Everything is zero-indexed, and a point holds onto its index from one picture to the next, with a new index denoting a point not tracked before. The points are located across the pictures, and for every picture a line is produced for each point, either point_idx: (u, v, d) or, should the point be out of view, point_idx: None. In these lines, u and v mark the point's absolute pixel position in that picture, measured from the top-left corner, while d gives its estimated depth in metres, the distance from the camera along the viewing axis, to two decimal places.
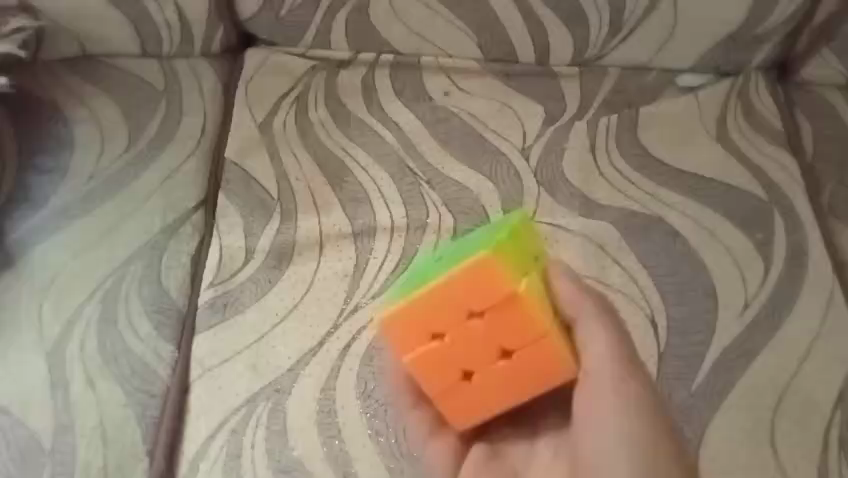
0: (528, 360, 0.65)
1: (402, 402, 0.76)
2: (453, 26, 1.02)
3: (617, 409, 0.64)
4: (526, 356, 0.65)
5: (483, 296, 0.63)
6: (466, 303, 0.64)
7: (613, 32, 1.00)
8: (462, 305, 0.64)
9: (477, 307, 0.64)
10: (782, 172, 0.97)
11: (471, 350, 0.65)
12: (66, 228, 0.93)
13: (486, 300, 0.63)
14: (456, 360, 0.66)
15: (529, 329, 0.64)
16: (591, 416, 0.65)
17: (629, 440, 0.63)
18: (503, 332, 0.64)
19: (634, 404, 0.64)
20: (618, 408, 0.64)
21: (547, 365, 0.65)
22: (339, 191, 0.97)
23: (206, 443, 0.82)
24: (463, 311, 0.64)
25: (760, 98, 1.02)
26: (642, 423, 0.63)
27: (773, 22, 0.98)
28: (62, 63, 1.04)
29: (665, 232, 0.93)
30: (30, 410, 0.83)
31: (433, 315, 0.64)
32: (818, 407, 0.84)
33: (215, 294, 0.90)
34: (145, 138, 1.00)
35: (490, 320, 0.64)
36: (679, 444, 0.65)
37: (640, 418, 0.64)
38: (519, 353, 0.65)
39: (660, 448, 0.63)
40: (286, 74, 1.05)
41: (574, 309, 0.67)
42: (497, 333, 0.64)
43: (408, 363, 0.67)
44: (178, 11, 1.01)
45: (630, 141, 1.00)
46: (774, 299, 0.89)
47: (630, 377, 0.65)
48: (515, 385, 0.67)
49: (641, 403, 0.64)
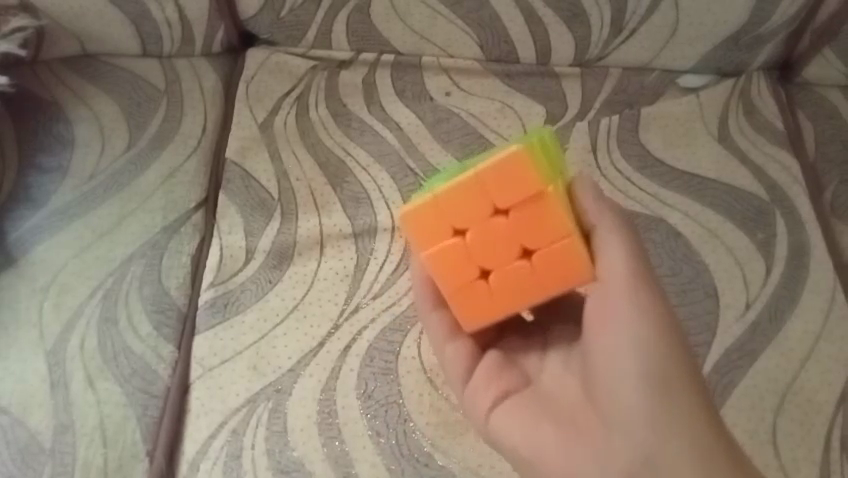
0: (550, 261, 0.65)
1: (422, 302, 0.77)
2: (454, 26, 1.01)
3: (632, 313, 0.63)
4: (545, 257, 0.65)
5: (515, 190, 0.64)
6: (495, 197, 0.64)
7: (614, 32, 1.00)
8: (490, 198, 0.65)
9: (504, 203, 0.65)
10: (784, 172, 0.97)
11: (492, 246, 0.66)
12: (66, 227, 0.93)
13: (515, 194, 0.64)
14: (475, 258, 0.67)
15: (552, 229, 0.65)
16: (604, 321, 0.64)
17: (641, 344, 0.62)
18: (529, 229, 0.65)
19: (647, 309, 0.63)
20: (632, 313, 0.63)
21: (566, 268, 0.65)
22: (339, 191, 0.97)
23: (206, 443, 0.82)
24: (490, 205, 0.65)
25: (761, 99, 1.02)
26: (656, 329, 0.62)
27: (775, 23, 0.97)
28: (63, 63, 1.04)
29: (667, 233, 0.93)
30: (30, 410, 0.83)
31: (461, 205, 0.65)
32: (820, 408, 0.84)
33: (216, 294, 0.90)
34: (146, 138, 1.00)
35: (518, 213, 0.65)
36: (692, 357, 0.63)
37: (651, 321, 0.63)
38: (538, 254, 0.66)
39: (672, 355, 0.62)
40: (287, 75, 1.05)
41: (596, 216, 0.67)
42: (520, 231, 0.65)
43: (426, 258, 0.68)
44: (178, 11, 1.00)
45: (631, 142, 1.00)
46: (776, 300, 0.89)
47: (642, 282, 0.64)
48: (527, 288, 0.67)
49: (654, 310, 0.63)
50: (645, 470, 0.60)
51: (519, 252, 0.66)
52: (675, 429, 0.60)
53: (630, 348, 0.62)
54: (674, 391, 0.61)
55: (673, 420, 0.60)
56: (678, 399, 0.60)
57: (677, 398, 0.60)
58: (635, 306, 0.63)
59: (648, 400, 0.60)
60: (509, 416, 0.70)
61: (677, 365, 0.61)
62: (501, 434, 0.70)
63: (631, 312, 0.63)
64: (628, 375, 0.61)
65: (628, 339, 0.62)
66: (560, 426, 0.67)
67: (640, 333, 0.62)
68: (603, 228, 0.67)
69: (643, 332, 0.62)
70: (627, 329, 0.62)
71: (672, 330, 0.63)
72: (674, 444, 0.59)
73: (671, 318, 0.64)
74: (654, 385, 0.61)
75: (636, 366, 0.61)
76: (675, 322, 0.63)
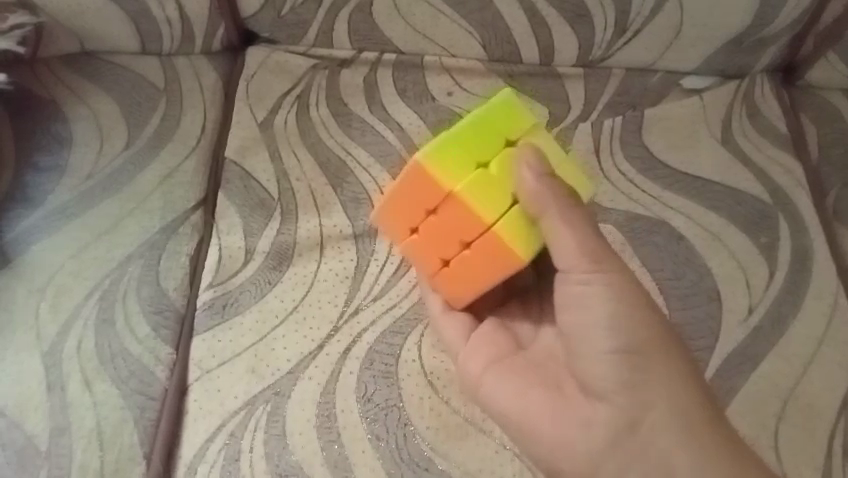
0: (487, 247, 0.74)
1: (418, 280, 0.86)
2: (456, 26, 1.00)
3: (602, 294, 0.69)
4: (483, 244, 0.73)
5: (432, 195, 0.72)
6: (421, 204, 0.74)
7: (618, 33, 0.99)
8: (419, 204, 0.74)
9: (430, 206, 0.73)
10: (787, 175, 0.97)
11: (439, 242, 0.76)
12: (64, 227, 0.92)
13: (433, 199, 0.72)
14: (432, 249, 0.77)
15: (477, 222, 0.72)
16: (578, 301, 0.70)
17: (615, 323, 0.68)
18: (461, 227, 0.73)
19: (615, 290, 0.69)
20: (602, 293, 0.69)
21: (502, 250, 0.73)
22: (340, 191, 0.96)
23: (204, 446, 0.81)
24: (423, 211, 0.74)
25: (765, 101, 1.01)
26: (627, 308, 0.68)
27: (780, 25, 0.96)
28: (62, 61, 1.03)
29: (669, 236, 0.93)
30: (27, 412, 0.82)
31: (399, 208, 0.75)
32: (823, 414, 0.83)
33: (215, 295, 0.89)
34: (145, 137, 0.99)
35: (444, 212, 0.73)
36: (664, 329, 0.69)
37: (623, 298, 0.69)
38: (476, 242, 0.74)
39: (647, 328, 0.68)
40: (287, 73, 1.04)
41: (537, 200, 0.69)
42: (453, 227, 0.73)
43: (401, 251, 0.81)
44: (178, 9, 0.99)
45: (634, 143, 0.99)
46: (779, 304, 0.89)
47: (607, 266, 0.69)
48: (481, 270, 0.76)
49: (620, 291, 0.69)
50: (631, 438, 0.68)
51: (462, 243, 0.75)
52: (654, 397, 0.67)
53: (603, 326, 0.68)
54: (650, 362, 0.67)
55: (653, 388, 0.67)
56: (655, 374, 0.68)
57: (653, 370, 0.67)
58: (607, 285, 0.69)
59: (624, 371, 0.68)
60: (500, 385, 0.77)
61: (653, 337, 0.68)
62: (494, 402, 0.77)
63: (602, 291, 0.69)
64: (604, 351, 0.68)
65: (602, 320, 0.69)
66: (550, 395, 0.74)
67: (611, 309, 0.68)
68: (553, 208, 0.69)
69: (615, 309, 0.68)
70: (601, 307, 0.69)
71: (647, 305, 0.69)
72: (656, 412, 0.67)
73: (644, 292, 0.70)
74: (629, 358, 0.68)
75: (610, 342, 0.68)
76: (649, 298, 0.70)
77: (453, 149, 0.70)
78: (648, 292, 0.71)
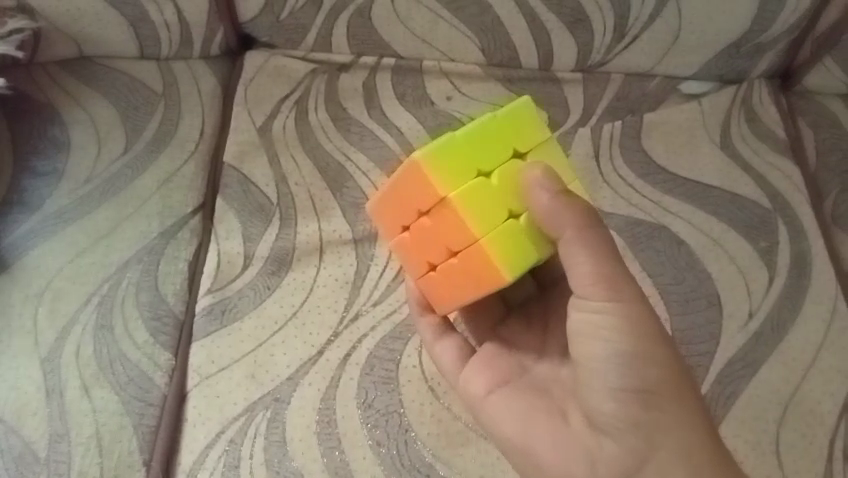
0: (473, 258, 0.71)
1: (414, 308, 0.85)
2: (455, 31, 1.00)
3: (611, 328, 0.67)
4: (468, 255, 0.71)
5: (424, 195, 0.70)
6: (413, 203, 0.71)
7: (617, 38, 0.99)
8: (412, 203, 0.71)
9: (424, 206, 0.71)
10: (786, 181, 0.97)
11: (426, 243, 0.73)
12: (61, 231, 0.91)
13: (426, 200, 0.70)
14: (422, 249, 0.74)
15: (466, 231, 0.69)
16: (588, 331, 0.69)
17: (622, 360, 0.66)
18: (448, 233, 0.70)
19: (626, 323, 0.67)
20: (611, 327, 0.67)
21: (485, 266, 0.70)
22: (338, 196, 0.96)
23: (203, 453, 0.81)
24: (415, 209, 0.72)
25: (764, 106, 1.02)
26: (636, 344, 0.66)
27: (778, 30, 0.96)
28: (59, 65, 1.03)
29: (669, 241, 0.93)
30: (24, 418, 0.81)
31: (396, 211, 0.74)
32: (823, 419, 0.83)
33: (213, 300, 0.88)
34: (143, 141, 0.98)
35: (439, 214, 0.70)
36: (673, 364, 0.67)
37: (633, 334, 0.67)
38: (462, 252, 0.71)
39: (657, 366, 0.66)
40: (286, 77, 1.04)
41: (550, 217, 0.67)
42: (443, 231, 0.71)
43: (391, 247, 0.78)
44: (177, 13, 0.99)
45: (633, 148, 0.99)
46: (779, 309, 0.89)
47: (618, 297, 0.67)
48: (466, 278, 0.73)
49: (631, 323, 0.67)
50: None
51: (452, 246, 0.71)
52: (661, 436, 0.66)
53: (610, 363, 0.67)
54: (658, 402, 0.66)
55: (660, 428, 0.67)
56: (663, 415, 0.67)
57: (660, 409, 0.66)
58: (616, 322, 0.67)
59: (631, 408, 0.67)
60: (506, 411, 0.77)
61: (663, 376, 0.66)
62: (494, 424, 0.77)
63: (612, 323, 0.67)
64: (610, 389, 0.67)
65: (611, 356, 0.67)
66: (554, 424, 0.74)
67: (621, 348, 0.66)
68: (568, 234, 0.67)
69: (622, 348, 0.66)
70: (610, 347, 0.67)
71: (660, 340, 0.67)
72: (663, 451, 0.66)
73: (661, 327, 0.68)
74: (637, 397, 0.66)
75: (616, 379, 0.67)
76: (660, 333, 0.67)
77: (454, 155, 0.68)
78: (665, 327, 0.68)
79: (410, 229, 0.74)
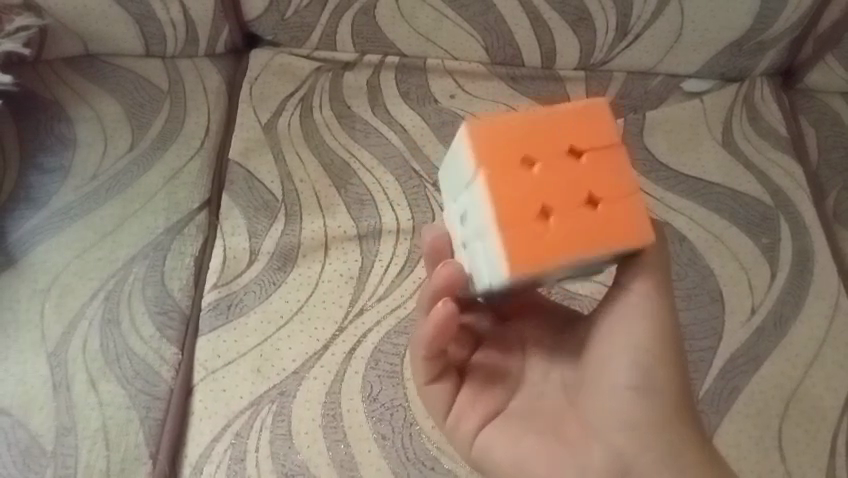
0: (615, 212, 0.58)
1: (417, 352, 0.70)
2: (459, 29, 1.01)
3: (635, 322, 0.63)
4: (609, 208, 0.58)
5: (588, 132, 0.60)
6: (570, 135, 0.59)
7: (620, 36, 1.00)
8: (566, 136, 0.59)
9: (579, 144, 0.59)
10: (788, 178, 0.97)
11: (558, 182, 0.58)
12: (68, 227, 0.92)
13: (590, 138, 0.60)
14: (541, 192, 0.58)
15: (624, 182, 0.59)
16: (612, 324, 0.64)
17: (636, 355, 0.62)
18: (598, 178, 0.59)
19: (651, 320, 0.62)
20: (635, 321, 0.63)
21: (628, 225, 0.59)
22: (343, 193, 0.97)
23: (210, 446, 0.81)
24: (566, 144, 0.59)
25: (765, 104, 1.02)
26: (654, 341, 0.62)
27: (779, 29, 0.97)
28: (66, 63, 1.04)
29: (671, 237, 0.93)
30: (31, 412, 0.82)
31: (535, 137, 0.59)
32: (825, 413, 0.84)
33: (219, 295, 0.89)
34: (149, 138, 0.99)
35: (598, 158, 0.59)
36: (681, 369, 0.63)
37: (656, 331, 0.62)
38: (602, 204, 0.59)
39: (670, 370, 0.62)
40: (291, 76, 1.05)
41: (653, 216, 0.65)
42: (592, 174, 0.59)
43: (483, 180, 0.58)
44: (182, 11, 1.00)
45: (636, 146, 1.00)
46: (781, 305, 0.89)
47: (654, 297, 0.63)
48: (590, 235, 0.58)
49: (655, 322, 0.62)
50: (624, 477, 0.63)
51: (589, 197, 0.59)
52: (657, 440, 0.62)
53: (627, 357, 0.62)
54: (659, 406, 0.62)
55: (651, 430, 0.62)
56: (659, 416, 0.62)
57: (659, 414, 0.62)
58: (644, 314, 0.63)
59: (629, 408, 0.62)
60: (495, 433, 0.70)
61: (666, 378, 0.62)
62: (491, 454, 0.70)
63: (635, 316, 0.63)
64: (620, 384, 0.62)
65: (623, 349, 0.62)
66: (545, 440, 0.68)
67: (640, 340, 0.62)
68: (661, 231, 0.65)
69: (642, 341, 0.62)
70: (631, 338, 0.62)
71: (675, 344, 0.63)
72: (644, 456, 0.62)
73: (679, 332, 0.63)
74: (639, 395, 0.62)
75: (628, 374, 0.62)
76: (675, 336, 0.63)
77: None
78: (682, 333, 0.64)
79: (538, 163, 0.59)
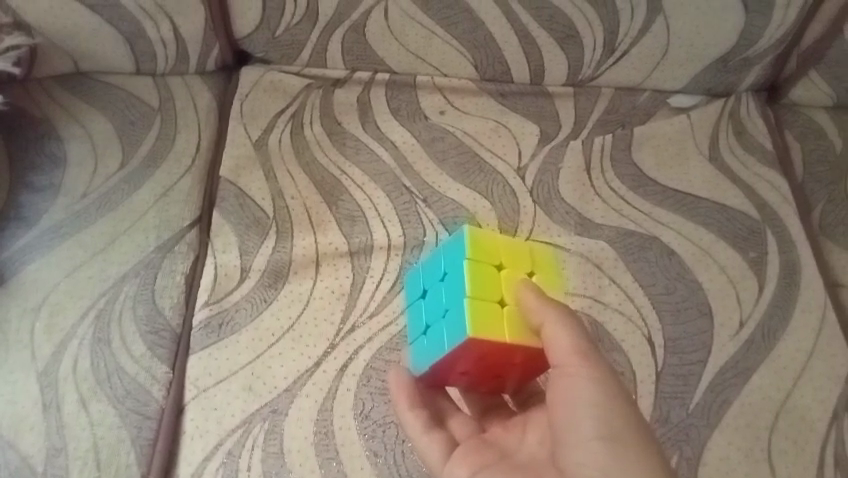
0: None
1: (400, 401, 0.79)
2: (449, 47, 1.02)
3: (586, 378, 0.67)
4: None
5: None
6: None
7: (607, 53, 1.02)
8: None
9: None
10: (774, 191, 0.99)
11: None
12: (59, 246, 0.92)
13: None
14: None
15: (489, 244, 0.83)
16: (566, 385, 0.67)
17: (593, 405, 0.65)
18: None
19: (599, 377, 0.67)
20: (585, 377, 0.67)
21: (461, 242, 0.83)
22: (334, 209, 0.97)
23: (202, 465, 0.81)
24: None
25: (750, 119, 1.04)
26: (607, 394, 0.66)
27: (762, 45, 0.99)
28: (57, 81, 1.04)
29: (661, 251, 0.94)
30: (21, 433, 0.80)
31: None
32: (815, 426, 0.84)
33: (210, 313, 0.89)
34: (140, 156, 0.99)
35: None
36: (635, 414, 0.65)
37: (603, 384, 0.66)
38: None
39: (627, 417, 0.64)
40: (282, 93, 1.06)
41: (537, 313, 0.73)
42: None
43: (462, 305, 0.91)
44: (174, 30, 1.01)
45: (624, 161, 1.01)
46: (769, 317, 0.90)
47: (592, 361, 0.68)
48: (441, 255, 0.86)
49: (603, 378, 0.67)
50: None
51: None
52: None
53: (585, 410, 0.65)
54: (627, 452, 0.62)
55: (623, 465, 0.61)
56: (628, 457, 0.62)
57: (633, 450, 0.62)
58: (587, 375, 0.67)
59: (599, 453, 0.62)
60: None
61: (624, 422, 0.64)
62: None
63: (583, 374, 0.67)
64: (587, 438, 0.64)
65: (580, 400, 0.65)
66: None
67: (592, 398, 0.65)
68: (553, 319, 0.72)
69: (596, 393, 0.65)
70: (584, 393, 0.66)
71: (624, 395, 0.66)
72: None
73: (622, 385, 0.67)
74: (604, 439, 0.63)
75: (590, 425, 0.64)
76: (620, 389, 0.67)
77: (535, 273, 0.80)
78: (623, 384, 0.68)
79: None
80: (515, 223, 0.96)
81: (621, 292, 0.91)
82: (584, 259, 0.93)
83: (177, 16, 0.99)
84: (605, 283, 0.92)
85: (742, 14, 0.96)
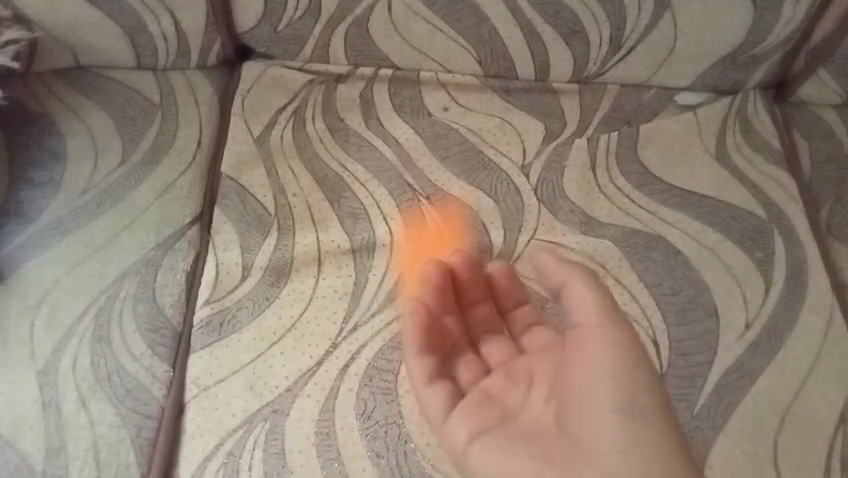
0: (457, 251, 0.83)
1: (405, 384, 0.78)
2: (453, 42, 1.01)
3: (602, 338, 0.69)
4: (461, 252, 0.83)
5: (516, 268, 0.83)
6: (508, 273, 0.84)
7: (613, 49, 1.00)
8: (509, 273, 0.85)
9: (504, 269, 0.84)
10: (781, 190, 0.98)
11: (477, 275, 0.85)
12: (59, 243, 0.91)
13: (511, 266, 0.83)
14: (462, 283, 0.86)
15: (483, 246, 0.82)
16: (587, 349, 0.69)
17: (611, 371, 0.67)
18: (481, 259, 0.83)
19: (619, 341, 0.68)
20: (602, 338, 0.69)
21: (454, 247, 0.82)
22: (337, 206, 0.96)
23: (202, 466, 0.80)
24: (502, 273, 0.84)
25: (758, 117, 1.03)
26: (626, 359, 0.67)
27: (771, 42, 0.98)
28: (56, 75, 1.03)
29: (666, 251, 0.93)
30: (21, 432, 0.80)
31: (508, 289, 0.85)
32: (820, 429, 0.83)
33: (212, 312, 0.88)
34: (141, 152, 0.98)
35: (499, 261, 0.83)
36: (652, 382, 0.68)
37: (624, 348, 0.68)
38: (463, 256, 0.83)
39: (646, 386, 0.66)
40: (283, 88, 1.05)
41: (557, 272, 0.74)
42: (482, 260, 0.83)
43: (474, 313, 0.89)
44: (175, 24, 1.00)
45: (629, 160, 1.00)
46: (775, 319, 0.89)
47: (613, 325, 0.69)
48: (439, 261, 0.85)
49: (623, 342, 0.68)
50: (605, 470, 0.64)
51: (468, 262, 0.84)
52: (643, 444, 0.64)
53: (606, 372, 0.67)
54: (645, 423, 0.65)
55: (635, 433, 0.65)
56: (638, 420, 0.65)
57: (657, 466, 0.63)
58: (603, 337, 0.69)
59: (618, 422, 0.65)
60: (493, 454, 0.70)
61: (641, 389, 0.66)
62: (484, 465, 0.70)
63: (605, 336, 0.68)
64: (604, 404, 0.66)
65: (598, 360, 0.68)
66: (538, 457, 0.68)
67: (610, 360, 0.67)
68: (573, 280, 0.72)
69: (616, 361, 0.67)
70: (602, 358, 0.68)
71: (642, 360, 0.68)
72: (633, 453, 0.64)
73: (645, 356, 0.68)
74: (626, 407, 0.65)
75: (606, 392, 0.66)
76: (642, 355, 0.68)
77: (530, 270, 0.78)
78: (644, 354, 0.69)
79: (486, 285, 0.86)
80: (520, 221, 0.95)
81: (625, 292, 0.90)
82: (589, 259, 0.92)
83: (179, 10, 0.98)
84: (610, 283, 0.91)
85: (750, 10, 0.95)
